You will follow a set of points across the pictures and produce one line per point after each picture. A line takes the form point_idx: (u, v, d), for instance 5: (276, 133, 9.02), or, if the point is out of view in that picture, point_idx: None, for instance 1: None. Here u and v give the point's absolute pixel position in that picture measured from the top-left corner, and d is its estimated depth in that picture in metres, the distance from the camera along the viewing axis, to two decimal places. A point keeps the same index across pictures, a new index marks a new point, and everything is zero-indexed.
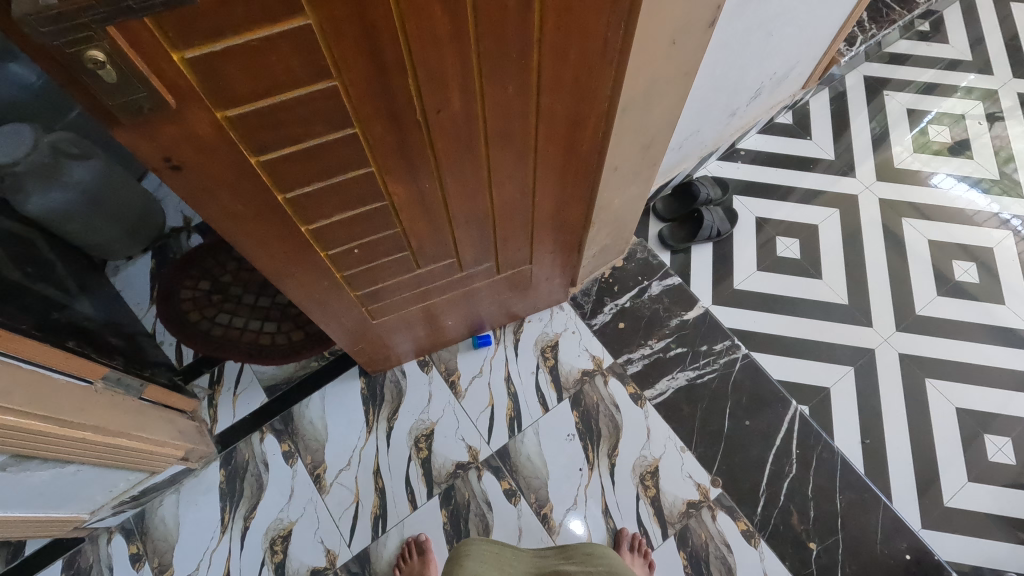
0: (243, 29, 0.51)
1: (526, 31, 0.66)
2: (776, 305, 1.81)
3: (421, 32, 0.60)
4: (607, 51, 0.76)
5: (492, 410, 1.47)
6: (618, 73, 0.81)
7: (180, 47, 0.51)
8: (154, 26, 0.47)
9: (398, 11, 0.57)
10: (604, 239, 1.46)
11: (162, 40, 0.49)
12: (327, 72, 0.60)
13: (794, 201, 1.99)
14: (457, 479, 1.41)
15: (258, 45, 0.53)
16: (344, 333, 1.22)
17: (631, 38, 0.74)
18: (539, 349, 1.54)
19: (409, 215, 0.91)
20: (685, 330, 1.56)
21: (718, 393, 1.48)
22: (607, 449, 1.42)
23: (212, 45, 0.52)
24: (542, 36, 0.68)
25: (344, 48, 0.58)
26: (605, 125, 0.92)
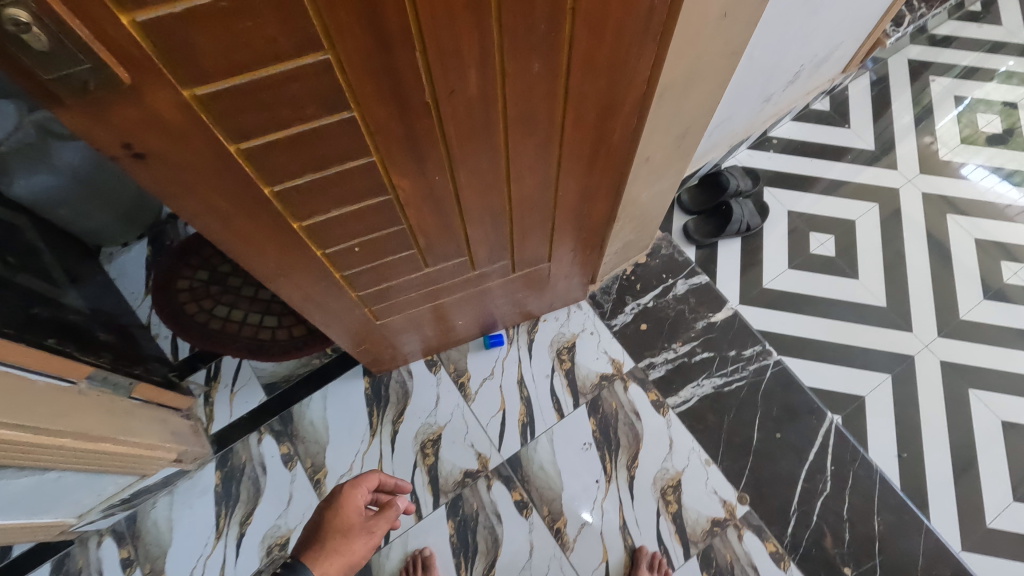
0: None
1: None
2: (808, 306, 1.69)
3: None
4: (651, 25, 0.64)
5: (503, 415, 1.38)
6: (661, 52, 0.70)
7: (129, 8, 0.40)
8: None
9: None
10: (628, 234, 1.35)
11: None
12: (318, 41, 0.49)
13: (821, 192, 1.86)
14: (465, 488, 1.32)
15: (230, 7, 0.43)
16: (345, 335, 1.13)
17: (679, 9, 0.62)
18: (555, 350, 1.44)
19: (416, 211, 0.80)
20: (711, 333, 1.45)
21: (747, 403, 1.38)
22: (626, 460, 1.33)
23: (172, 6, 0.41)
24: (577, 6, 0.57)
25: (337, 14, 0.47)
26: (641, 111, 0.81)
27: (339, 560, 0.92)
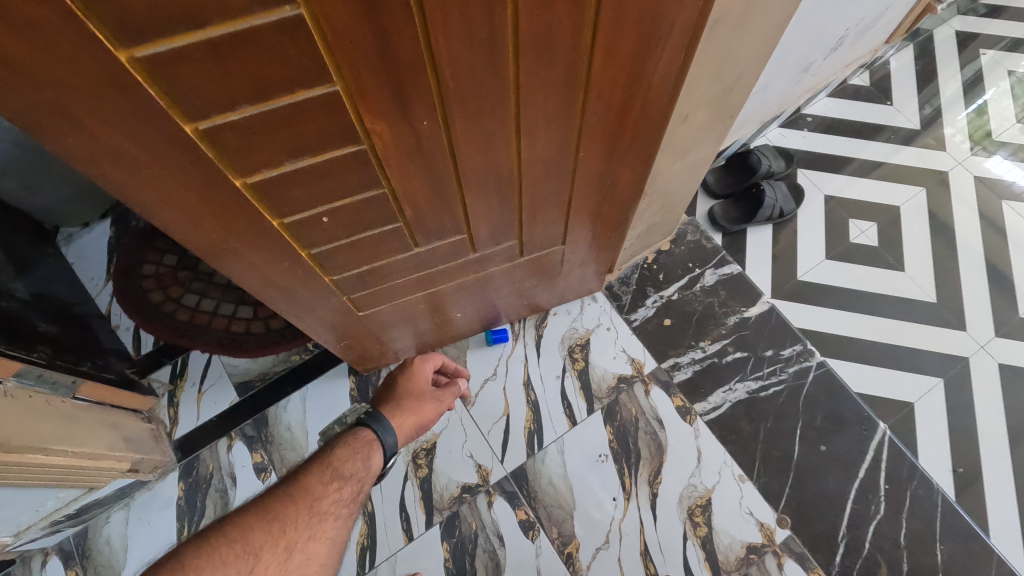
0: None
1: None
2: (847, 301, 1.52)
3: None
4: None
5: (506, 422, 1.21)
6: None
7: None
8: None
9: None
10: (653, 216, 1.17)
11: None
12: None
13: (849, 174, 1.68)
14: (463, 505, 1.15)
15: None
16: (322, 328, 0.96)
17: None
18: (566, 348, 1.27)
19: (400, 172, 0.63)
20: (745, 330, 1.28)
21: (786, 411, 1.20)
22: (648, 475, 1.16)
23: None
24: None
25: None
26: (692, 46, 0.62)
27: (411, 417, 0.98)
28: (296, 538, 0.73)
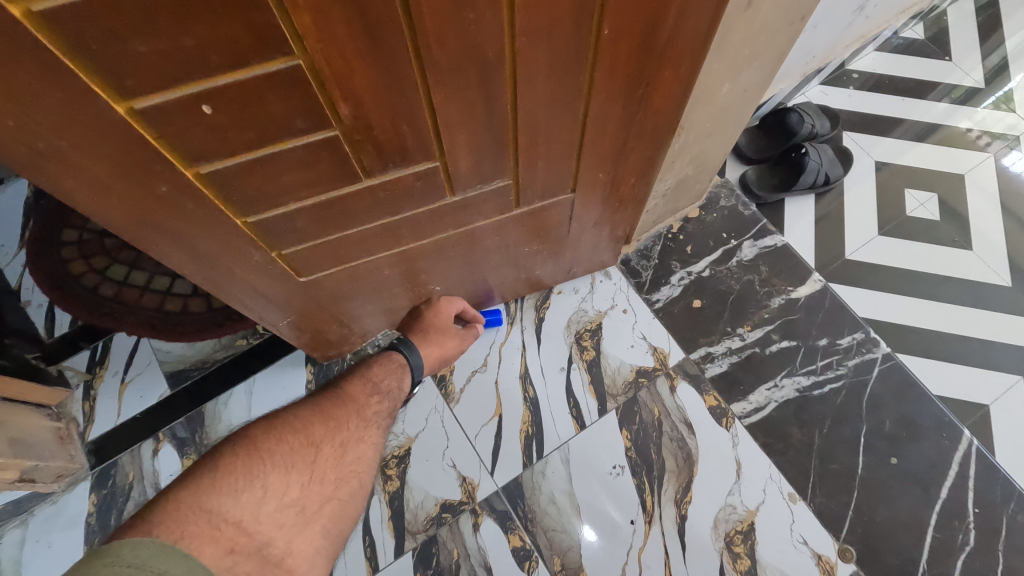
0: None
1: None
2: (905, 283, 1.28)
3: None
4: None
5: (498, 424, 0.98)
6: None
7: None
8: None
9: None
10: (685, 169, 0.93)
11: None
12: None
13: (902, 138, 1.44)
14: (442, 528, 0.92)
15: None
16: (253, 302, 0.72)
17: None
18: (572, 334, 1.04)
19: (322, 39, 0.40)
20: (793, 315, 1.04)
21: (846, 414, 0.96)
22: (674, 493, 0.93)
23: None
24: None
25: None
26: None
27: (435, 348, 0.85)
28: (350, 437, 0.65)
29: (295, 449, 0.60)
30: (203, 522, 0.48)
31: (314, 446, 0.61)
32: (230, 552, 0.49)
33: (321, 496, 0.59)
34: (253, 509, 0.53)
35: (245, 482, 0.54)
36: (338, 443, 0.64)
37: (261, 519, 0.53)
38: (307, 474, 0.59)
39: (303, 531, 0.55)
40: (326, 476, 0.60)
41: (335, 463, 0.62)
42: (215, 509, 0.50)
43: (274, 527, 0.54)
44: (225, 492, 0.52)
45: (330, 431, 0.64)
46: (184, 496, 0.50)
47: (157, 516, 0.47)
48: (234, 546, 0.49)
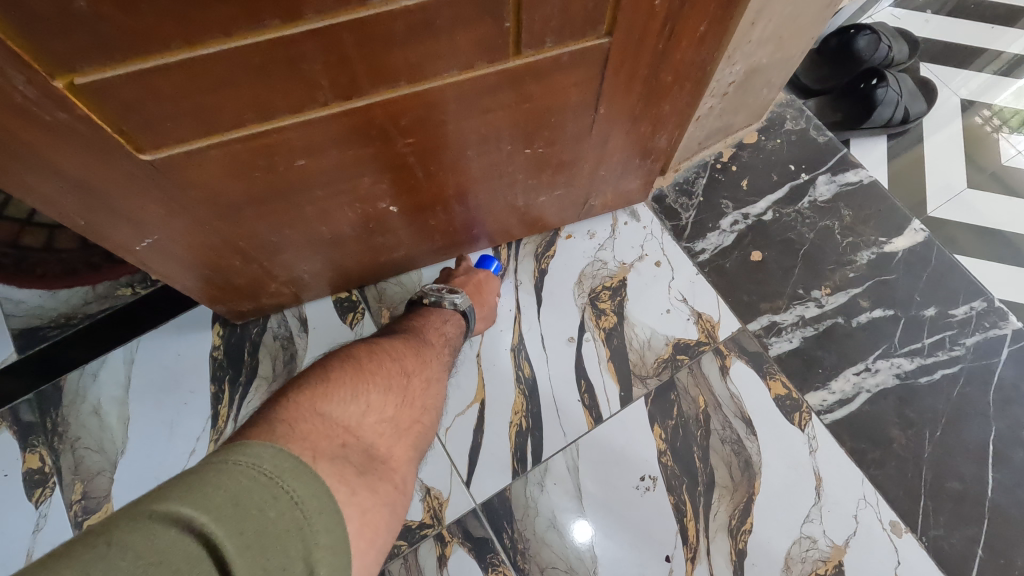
0: None
1: None
2: (1002, 248, 1.00)
3: None
4: None
5: (479, 413, 0.69)
6: None
7: None
8: None
9: None
10: (762, 48, 0.63)
11: None
12: None
13: (990, 73, 1.15)
14: (393, 562, 0.63)
15: None
16: (63, 196, 0.43)
17: None
18: (586, 292, 0.75)
19: None
20: (887, 275, 0.76)
21: (967, 410, 0.69)
22: (728, 519, 0.65)
23: None
24: None
25: None
26: None
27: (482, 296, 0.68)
28: (431, 372, 0.55)
29: (387, 368, 0.49)
30: (317, 421, 0.38)
31: (401, 367, 0.51)
32: (342, 446, 0.38)
33: (414, 418, 0.48)
34: (355, 414, 0.42)
35: (350, 393, 0.43)
36: (422, 375, 0.53)
37: (365, 427, 0.42)
38: (403, 397, 0.48)
39: (399, 444, 0.44)
40: (415, 402, 0.49)
41: (421, 390, 0.51)
42: (327, 414, 0.40)
43: (376, 436, 0.43)
44: (333, 397, 0.42)
45: (411, 358, 0.53)
46: (288, 401, 0.39)
47: (267, 416, 0.37)
48: (347, 443, 0.39)
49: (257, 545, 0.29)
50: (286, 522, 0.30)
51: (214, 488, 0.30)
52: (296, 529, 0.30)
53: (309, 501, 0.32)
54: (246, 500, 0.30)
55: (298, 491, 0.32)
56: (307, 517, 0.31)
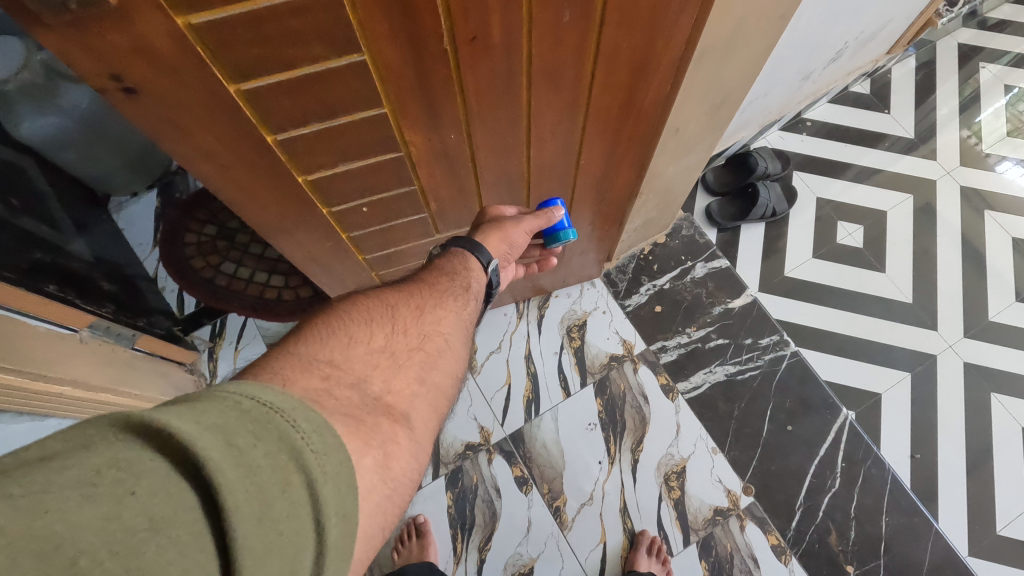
0: None
1: None
2: (832, 298, 1.54)
3: None
4: (687, 6, 0.58)
5: (508, 390, 1.36)
6: (694, 33, 0.64)
7: (183, 7, 0.43)
8: None
9: None
10: (649, 213, 1.28)
11: None
12: (341, 10, 0.47)
13: (846, 179, 1.71)
14: (465, 461, 1.30)
15: (260, 10, 0.45)
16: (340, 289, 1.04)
17: None
18: (565, 327, 1.41)
19: (428, 169, 0.75)
20: (729, 320, 1.43)
21: (760, 394, 1.36)
22: (631, 443, 1.31)
23: (216, 5, 0.44)
24: None
25: None
26: (671, 93, 0.74)
27: (498, 233, 0.82)
28: (427, 303, 0.68)
29: (379, 312, 0.62)
30: (299, 362, 0.49)
31: (396, 310, 0.64)
32: (327, 379, 0.49)
33: (407, 347, 0.60)
34: (342, 352, 0.54)
35: (330, 334, 0.55)
36: (415, 307, 0.66)
37: (353, 359, 0.54)
38: (393, 329, 0.61)
39: (396, 373, 0.56)
40: (411, 331, 0.63)
41: (415, 322, 0.64)
42: (312, 355, 0.51)
43: (365, 364, 0.54)
44: (314, 345, 0.53)
45: (410, 301, 0.67)
46: (280, 352, 0.51)
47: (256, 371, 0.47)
48: (330, 374, 0.50)
49: (240, 445, 0.34)
50: (257, 416, 0.37)
51: (187, 407, 0.35)
52: (270, 422, 0.37)
53: (279, 402, 0.39)
54: (219, 415, 0.35)
55: (274, 404, 0.38)
56: (291, 421, 0.38)
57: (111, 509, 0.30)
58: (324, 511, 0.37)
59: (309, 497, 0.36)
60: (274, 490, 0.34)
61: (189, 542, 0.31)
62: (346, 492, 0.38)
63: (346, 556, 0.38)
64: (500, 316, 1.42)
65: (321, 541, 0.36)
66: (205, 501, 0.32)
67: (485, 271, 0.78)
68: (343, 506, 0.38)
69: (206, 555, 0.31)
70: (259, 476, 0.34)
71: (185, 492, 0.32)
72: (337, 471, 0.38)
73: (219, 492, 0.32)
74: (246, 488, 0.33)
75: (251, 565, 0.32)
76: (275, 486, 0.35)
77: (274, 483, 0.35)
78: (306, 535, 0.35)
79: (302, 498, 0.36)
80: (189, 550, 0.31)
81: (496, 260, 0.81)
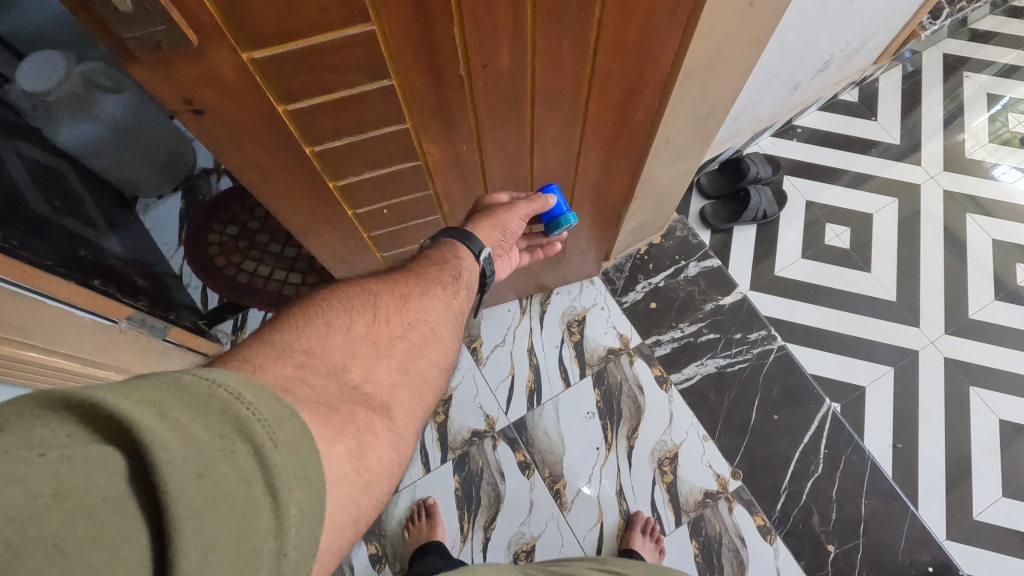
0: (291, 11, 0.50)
1: (584, 5, 0.59)
2: (821, 297, 1.61)
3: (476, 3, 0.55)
4: (669, 37, 0.68)
5: (512, 381, 1.45)
6: (677, 60, 0.73)
7: (249, 48, 0.53)
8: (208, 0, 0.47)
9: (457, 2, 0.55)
10: (644, 215, 1.37)
11: (214, 12, 0.48)
12: (375, 46, 0.57)
13: (843, 184, 1.77)
14: (472, 447, 1.39)
15: (310, 49, 0.54)
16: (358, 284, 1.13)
17: (696, 21, 0.66)
18: (566, 322, 1.51)
19: (442, 177, 0.84)
20: (720, 316, 1.55)
21: (748, 385, 1.47)
22: (627, 431, 1.40)
23: (276, 46, 0.53)
24: (602, 13, 0.61)
25: (393, 14, 0.54)
26: (660, 109, 0.83)
27: (491, 221, 0.83)
28: (412, 293, 0.66)
29: (360, 298, 0.61)
30: (272, 350, 0.48)
31: (379, 297, 0.63)
32: (301, 368, 0.48)
33: (390, 336, 0.58)
34: (319, 340, 0.52)
35: (307, 321, 0.54)
36: (400, 296, 0.65)
37: (329, 346, 0.52)
38: (374, 317, 0.59)
39: (377, 363, 0.55)
40: (394, 319, 0.61)
41: (398, 309, 0.63)
42: (286, 344, 0.50)
43: (343, 352, 0.53)
44: (290, 332, 0.52)
45: (394, 290, 0.65)
46: (255, 340, 0.50)
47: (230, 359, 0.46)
48: (305, 364, 0.49)
49: (174, 417, 0.33)
50: (197, 394, 0.35)
51: (118, 383, 0.34)
52: (212, 398, 0.36)
53: (224, 378, 0.37)
54: (154, 393, 0.34)
55: (216, 377, 0.37)
56: (234, 393, 0.36)
57: (14, 472, 0.29)
58: (278, 480, 0.35)
59: (258, 466, 0.35)
60: (214, 459, 0.33)
61: (103, 508, 0.30)
62: (305, 458, 0.37)
63: (317, 524, 0.36)
64: (505, 312, 1.52)
65: (279, 509, 0.35)
66: (136, 471, 0.31)
67: (477, 260, 0.79)
68: (305, 472, 0.36)
69: (127, 519, 0.30)
70: (196, 445, 0.33)
71: (103, 459, 0.31)
72: (293, 439, 0.37)
73: (150, 461, 0.31)
74: (178, 455, 0.32)
75: (193, 544, 0.31)
76: (215, 455, 0.33)
77: (214, 451, 0.33)
78: (261, 505, 0.34)
79: (252, 470, 0.34)
80: (102, 514, 0.30)
81: (489, 249, 0.81)
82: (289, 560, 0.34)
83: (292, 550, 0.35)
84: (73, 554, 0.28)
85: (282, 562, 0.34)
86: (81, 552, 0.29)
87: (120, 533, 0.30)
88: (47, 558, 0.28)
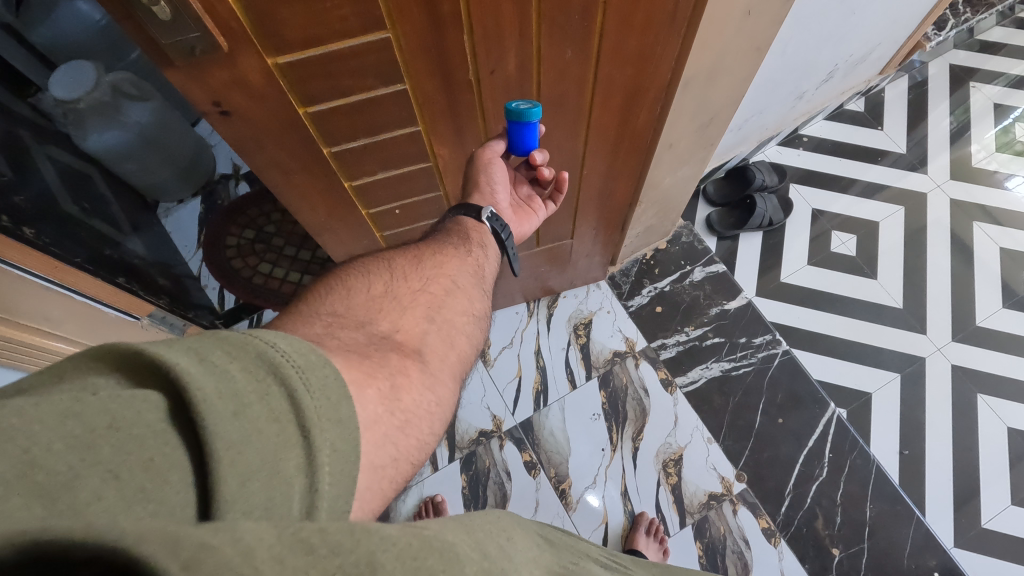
0: (317, 14, 0.54)
1: (586, 10, 0.63)
2: (829, 304, 1.62)
3: (483, 7, 0.59)
4: (670, 39, 0.70)
5: (519, 381, 1.48)
6: (677, 64, 0.75)
7: (273, 54, 0.57)
8: (239, 9, 0.51)
9: (466, 8, 0.58)
10: (650, 220, 1.40)
11: (243, 21, 0.52)
12: (390, 49, 0.60)
13: (853, 194, 1.78)
14: (479, 446, 1.42)
15: (332, 54, 0.59)
16: None
17: (696, 22, 0.68)
18: (573, 325, 1.54)
19: (451, 178, 0.87)
20: (725, 321, 1.58)
21: (753, 389, 1.49)
22: (632, 432, 1.43)
23: (299, 53, 0.57)
24: (604, 17, 0.64)
25: (409, 22, 0.58)
26: (661, 114, 0.85)
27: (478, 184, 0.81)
28: (426, 255, 0.69)
29: (376, 264, 0.65)
30: (307, 316, 0.53)
31: (394, 262, 0.67)
32: (331, 328, 0.52)
33: (410, 292, 0.62)
34: (343, 302, 0.57)
35: (331, 290, 0.59)
36: (415, 259, 0.68)
37: (355, 305, 0.57)
38: (393, 278, 0.63)
39: (403, 317, 0.58)
40: (411, 277, 0.65)
41: (414, 268, 0.66)
42: (313, 310, 0.54)
43: (365, 307, 0.57)
44: (318, 301, 0.56)
45: (408, 254, 0.69)
46: (289, 311, 0.55)
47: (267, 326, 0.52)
48: (333, 322, 0.53)
49: (213, 359, 0.35)
50: (235, 342, 0.37)
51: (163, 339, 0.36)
52: (249, 347, 0.37)
53: (260, 332, 0.39)
54: (193, 341, 0.36)
55: (254, 332, 0.39)
56: (269, 342, 0.38)
57: (69, 407, 0.30)
58: (310, 419, 0.37)
59: (292, 406, 0.37)
60: (251, 397, 0.35)
61: (150, 438, 0.31)
62: (337, 401, 0.39)
63: (350, 462, 0.38)
64: (513, 314, 1.55)
65: (311, 447, 0.36)
66: (178, 410, 0.33)
67: (478, 220, 0.79)
68: (338, 415, 0.38)
69: (173, 449, 0.32)
70: (232, 386, 0.34)
71: (149, 396, 0.32)
72: (326, 382, 0.39)
73: (189, 399, 0.33)
74: (218, 393, 0.33)
75: (231, 482, 0.32)
76: (252, 395, 0.35)
77: (251, 391, 0.35)
78: (293, 442, 0.36)
79: (285, 411, 0.36)
80: (150, 445, 0.31)
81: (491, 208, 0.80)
82: (322, 495, 0.36)
83: (326, 486, 0.36)
84: (125, 478, 0.30)
85: (316, 497, 0.36)
86: (133, 478, 0.30)
87: (167, 462, 0.31)
88: (101, 480, 0.29)
